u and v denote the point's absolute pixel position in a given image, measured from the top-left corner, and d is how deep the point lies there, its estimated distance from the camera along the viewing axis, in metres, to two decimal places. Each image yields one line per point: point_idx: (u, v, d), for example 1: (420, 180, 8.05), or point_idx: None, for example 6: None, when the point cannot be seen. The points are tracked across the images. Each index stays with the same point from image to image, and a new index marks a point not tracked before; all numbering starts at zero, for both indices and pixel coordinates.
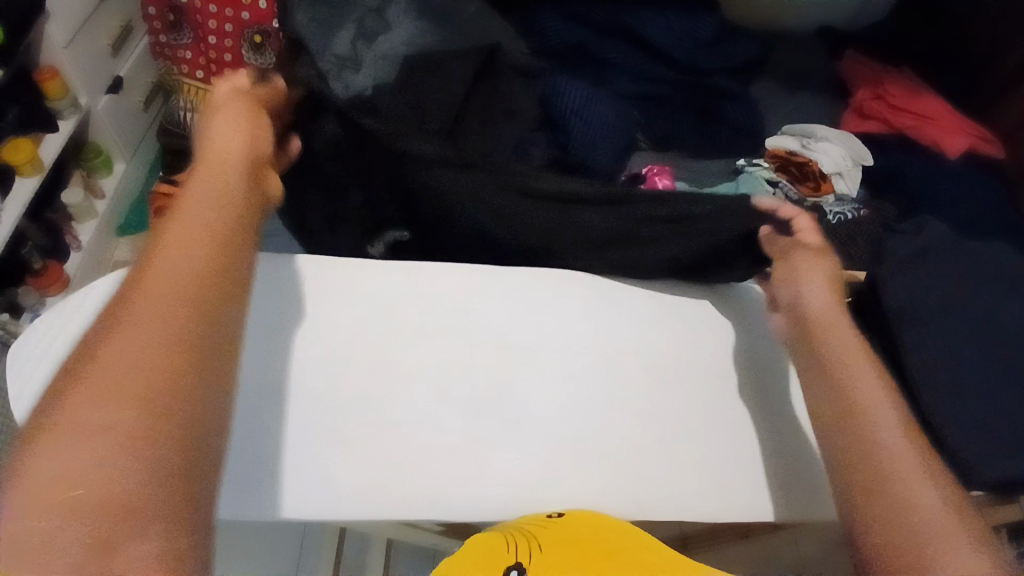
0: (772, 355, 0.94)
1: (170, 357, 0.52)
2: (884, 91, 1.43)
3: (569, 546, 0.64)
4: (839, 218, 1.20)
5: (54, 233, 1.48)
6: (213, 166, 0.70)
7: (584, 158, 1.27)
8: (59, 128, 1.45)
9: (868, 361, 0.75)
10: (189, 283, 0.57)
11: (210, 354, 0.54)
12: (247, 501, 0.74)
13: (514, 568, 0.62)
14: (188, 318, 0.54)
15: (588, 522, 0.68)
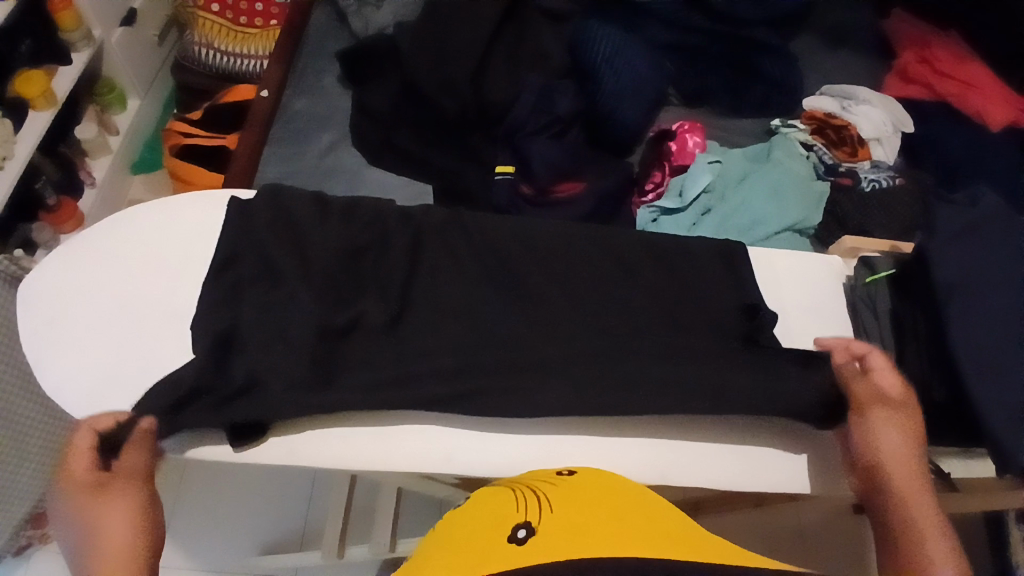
0: (852, 312, 0.78)
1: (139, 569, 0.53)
2: (930, 53, 1.32)
3: (583, 505, 0.54)
4: (874, 185, 1.17)
5: (68, 169, 1.43)
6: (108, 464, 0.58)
7: (613, 110, 1.21)
8: (73, 61, 1.38)
9: (901, 439, 0.62)
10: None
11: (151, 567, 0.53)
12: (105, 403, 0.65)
13: (522, 527, 0.51)
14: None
15: (600, 487, 0.58)
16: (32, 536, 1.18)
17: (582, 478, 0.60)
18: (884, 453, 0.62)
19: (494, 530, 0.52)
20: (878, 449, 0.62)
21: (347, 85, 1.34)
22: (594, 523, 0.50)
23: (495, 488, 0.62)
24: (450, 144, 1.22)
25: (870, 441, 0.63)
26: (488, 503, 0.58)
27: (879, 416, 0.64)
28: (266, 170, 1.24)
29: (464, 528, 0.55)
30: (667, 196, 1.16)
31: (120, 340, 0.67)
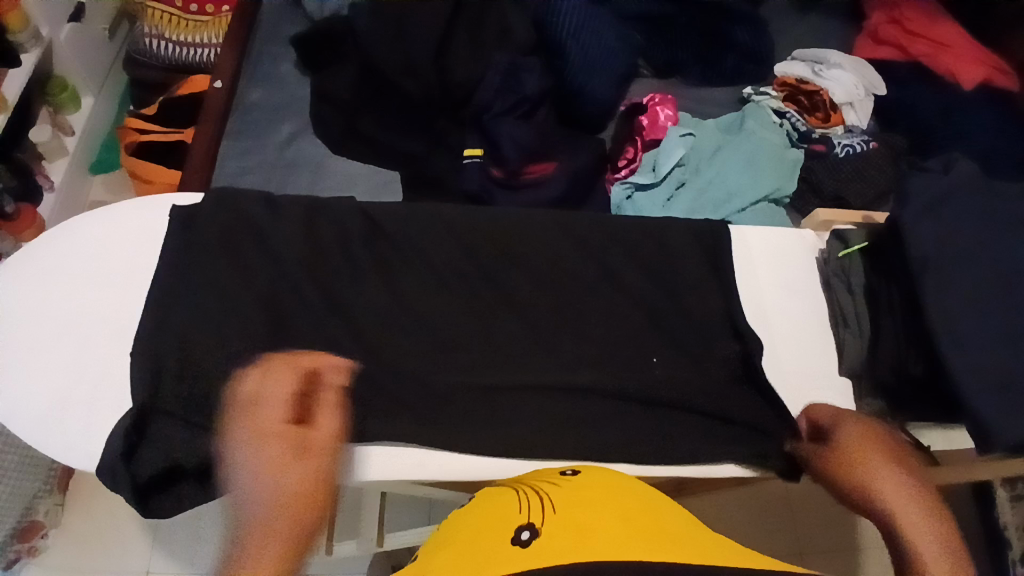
0: (825, 287, 0.77)
1: (301, 498, 0.48)
2: (901, 14, 1.30)
3: (589, 502, 0.50)
4: (847, 151, 1.15)
5: (24, 175, 1.35)
6: (280, 384, 0.58)
7: (581, 86, 1.18)
8: (22, 64, 1.29)
9: (902, 473, 0.50)
10: (264, 509, 0.47)
11: (299, 507, 0.48)
12: (59, 432, 0.62)
13: (525, 529, 0.47)
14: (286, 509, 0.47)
15: (606, 484, 0.53)
16: (20, 550, 1.12)
17: (587, 475, 0.56)
18: (864, 482, 0.51)
19: (494, 532, 0.48)
20: (857, 481, 0.52)
21: (305, 71, 1.28)
22: (600, 527, 0.46)
23: (497, 486, 0.57)
24: (417, 130, 1.18)
25: (845, 477, 0.53)
26: (489, 502, 0.53)
27: (856, 448, 0.55)
28: (225, 166, 1.19)
29: (462, 532, 0.50)
30: (641, 172, 1.14)
31: (68, 364, 0.64)
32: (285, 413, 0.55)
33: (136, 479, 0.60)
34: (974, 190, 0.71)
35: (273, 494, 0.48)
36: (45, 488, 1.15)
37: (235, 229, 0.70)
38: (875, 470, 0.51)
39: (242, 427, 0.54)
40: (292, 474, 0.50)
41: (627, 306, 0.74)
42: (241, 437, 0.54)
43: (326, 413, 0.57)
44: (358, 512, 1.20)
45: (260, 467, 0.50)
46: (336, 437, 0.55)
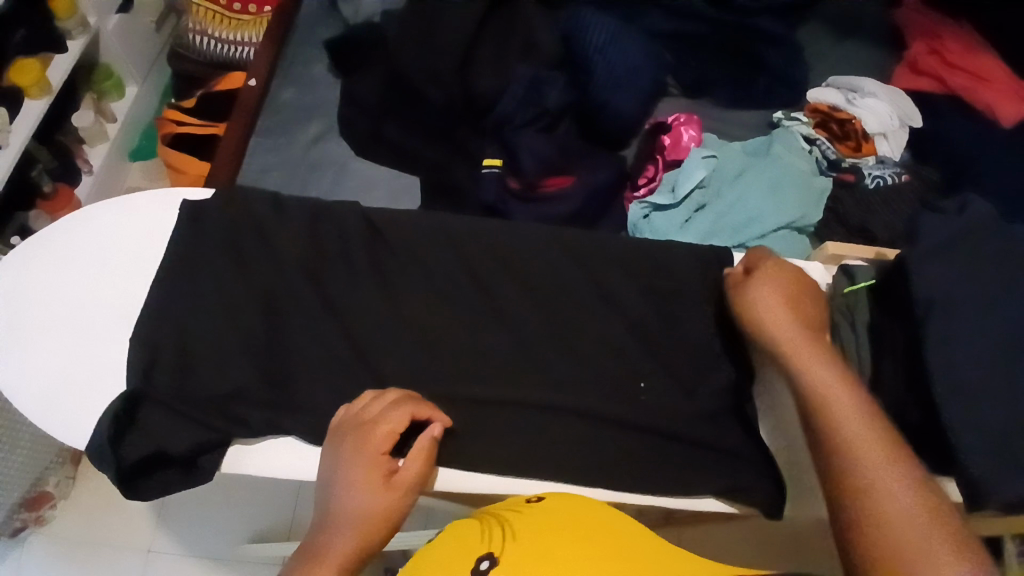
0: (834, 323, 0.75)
1: (375, 527, 0.54)
2: (941, 45, 1.26)
3: (551, 532, 0.49)
4: (877, 182, 1.12)
5: (65, 157, 1.41)
6: (396, 410, 0.60)
7: (606, 101, 1.17)
8: (69, 51, 1.35)
9: (839, 376, 0.59)
10: (340, 530, 0.54)
11: (368, 534, 0.54)
12: (62, 409, 0.64)
13: (485, 559, 0.46)
14: (359, 536, 0.54)
15: (573, 516, 0.52)
16: (27, 519, 1.16)
17: (553, 502, 0.55)
18: (768, 319, 0.64)
19: (453, 564, 0.47)
20: (761, 314, 0.64)
21: (336, 74, 1.31)
22: (559, 559, 0.44)
23: (465, 517, 0.55)
24: (439, 136, 1.19)
25: (749, 304, 0.65)
26: (455, 531, 0.52)
27: (764, 281, 0.66)
28: (251, 161, 1.22)
29: (424, 561, 0.49)
30: (659, 192, 1.13)
31: (76, 344, 0.67)
32: (385, 443, 0.58)
33: (122, 462, 0.61)
34: (997, 230, 0.69)
35: (360, 523, 0.54)
36: (58, 460, 1.18)
37: (244, 227, 0.72)
38: (770, 302, 0.64)
39: (342, 443, 0.59)
40: (379, 508, 0.55)
41: (628, 327, 0.73)
42: (342, 446, 0.59)
43: (420, 452, 0.59)
44: None
45: (347, 501, 0.55)
46: (422, 475, 0.58)
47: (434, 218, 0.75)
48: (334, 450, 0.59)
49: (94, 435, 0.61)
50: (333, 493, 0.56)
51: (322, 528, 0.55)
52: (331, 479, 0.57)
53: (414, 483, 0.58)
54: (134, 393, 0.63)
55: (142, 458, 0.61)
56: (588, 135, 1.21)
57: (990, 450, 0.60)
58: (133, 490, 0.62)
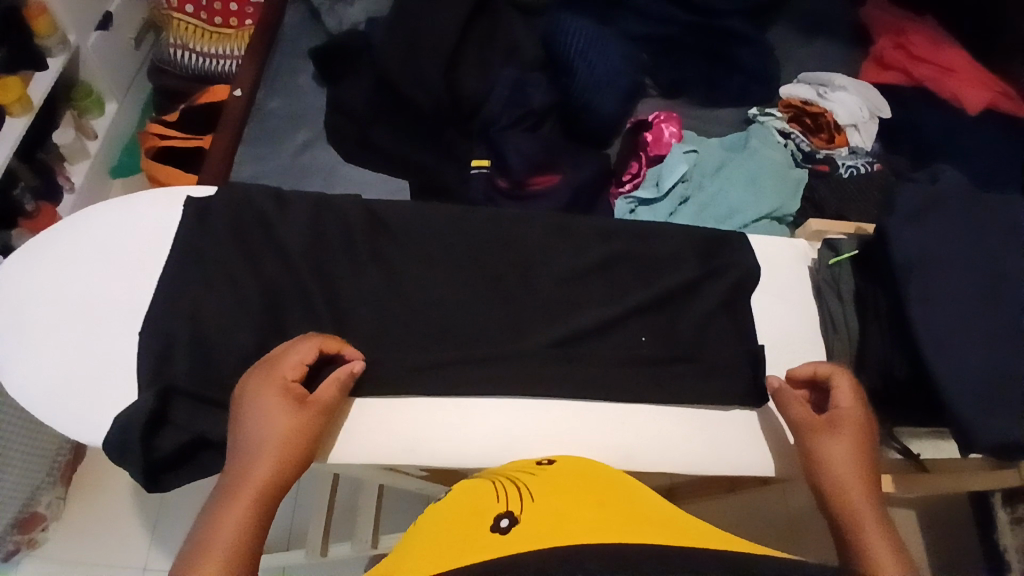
0: (817, 298, 0.78)
1: (285, 457, 0.55)
2: (907, 38, 1.32)
3: (566, 492, 0.52)
4: (851, 171, 1.17)
5: (47, 175, 1.39)
6: (303, 347, 0.62)
7: (589, 101, 1.20)
8: (49, 67, 1.35)
9: (859, 450, 0.60)
10: (247, 460, 0.55)
11: (277, 462, 0.55)
12: (72, 406, 0.65)
13: (504, 516, 0.49)
14: (270, 466, 0.54)
15: (583, 477, 0.55)
16: (19, 541, 1.14)
17: (565, 465, 0.59)
18: (838, 472, 0.58)
19: (472, 521, 0.49)
20: (827, 460, 0.59)
21: (321, 83, 1.33)
22: (577, 513, 0.47)
23: (477, 480, 0.58)
24: (425, 138, 1.21)
25: (822, 451, 0.60)
26: (467, 494, 0.55)
27: (844, 431, 0.61)
28: (240, 170, 1.23)
29: (446, 520, 0.51)
30: (645, 186, 1.16)
31: (83, 344, 0.68)
32: (291, 380, 0.60)
33: (150, 452, 0.62)
34: (962, 203, 0.73)
35: (271, 446, 0.55)
36: (48, 480, 1.17)
37: (244, 223, 0.74)
38: (842, 453, 0.59)
39: (247, 384, 0.60)
40: (293, 437, 0.56)
41: (622, 309, 0.74)
42: (252, 386, 0.60)
43: (327, 388, 0.61)
44: (353, 509, 1.20)
45: (259, 436, 0.56)
46: (332, 406, 0.61)
47: (429, 211, 0.78)
48: (243, 384, 0.60)
49: (118, 426, 0.62)
50: (239, 429, 0.57)
51: (228, 470, 0.55)
52: (237, 420, 0.58)
53: (325, 413, 0.60)
54: (163, 386, 0.64)
55: (175, 448, 0.63)
56: (573, 131, 1.25)
57: (968, 406, 0.63)
58: (157, 481, 0.64)
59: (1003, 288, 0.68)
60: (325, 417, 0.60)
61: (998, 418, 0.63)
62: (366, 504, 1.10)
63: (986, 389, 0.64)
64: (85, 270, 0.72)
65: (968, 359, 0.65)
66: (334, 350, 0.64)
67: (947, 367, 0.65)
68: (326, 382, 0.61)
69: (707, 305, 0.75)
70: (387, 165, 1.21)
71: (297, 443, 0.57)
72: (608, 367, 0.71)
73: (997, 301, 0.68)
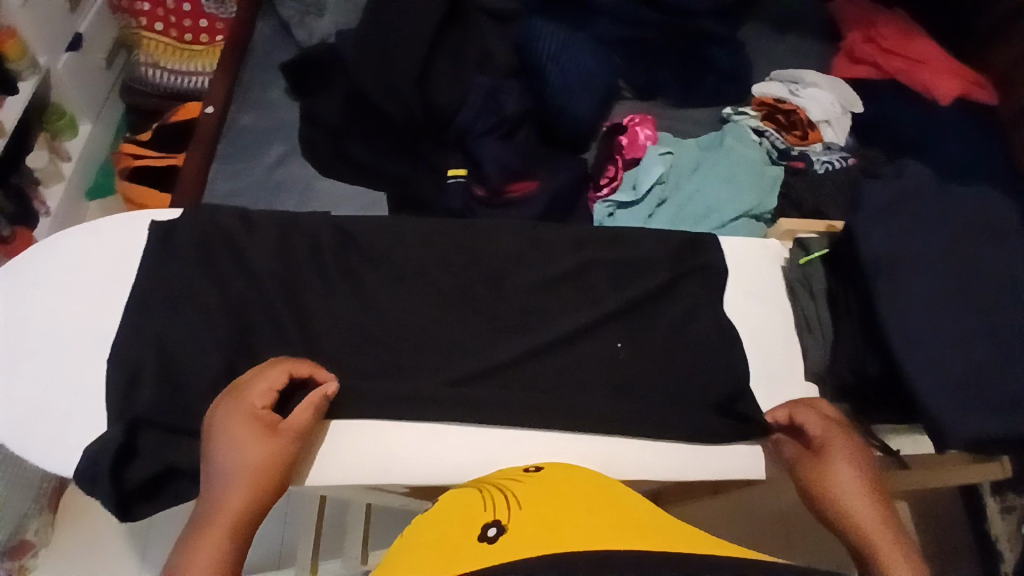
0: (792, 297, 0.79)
1: (261, 484, 0.55)
2: (876, 34, 1.33)
3: (555, 497, 0.51)
4: (826, 167, 1.18)
5: (20, 199, 1.36)
6: (273, 372, 0.61)
7: (563, 106, 1.20)
8: (18, 91, 1.33)
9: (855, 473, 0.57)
10: (220, 490, 0.54)
11: (253, 488, 0.54)
12: (42, 438, 0.64)
13: (492, 525, 0.48)
14: (245, 494, 0.54)
15: (572, 483, 0.55)
16: (9, 571, 1.11)
17: (553, 471, 0.58)
18: (840, 496, 0.56)
19: (460, 531, 0.49)
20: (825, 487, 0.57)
21: (295, 97, 1.32)
22: (565, 519, 0.47)
23: (462, 489, 0.58)
24: (401, 148, 1.21)
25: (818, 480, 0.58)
26: (452, 505, 0.54)
27: (835, 453, 0.59)
28: (215, 188, 1.21)
29: (431, 532, 0.51)
30: (622, 189, 1.16)
31: (51, 374, 0.67)
32: (264, 405, 0.59)
33: (121, 484, 0.61)
34: (930, 196, 0.74)
35: (246, 474, 0.54)
36: (36, 506, 1.15)
37: (218, 244, 0.73)
38: (838, 478, 0.57)
39: (216, 413, 0.59)
40: (269, 463, 0.56)
41: (600, 314, 0.74)
42: (223, 412, 0.58)
43: (301, 411, 0.60)
44: (342, 527, 1.18)
45: (232, 464, 0.55)
46: (307, 429, 0.60)
47: (404, 224, 0.77)
48: (213, 412, 0.59)
49: (88, 457, 0.61)
50: (209, 459, 0.56)
51: (201, 501, 0.54)
52: (207, 449, 0.57)
53: (300, 438, 0.59)
54: (134, 415, 0.63)
55: (144, 480, 0.61)
56: (548, 137, 1.25)
57: (944, 398, 0.64)
58: (128, 513, 0.62)
59: (973, 280, 0.69)
60: (300, 442, 0.59)
61: (973, 408, 0.64)
62: (354, 522, 1.08)
63: (960, 380, 0.65)
64: (52, 297, 0.71)
65: (941, 352, 0.66)
66: (306, 374, 0.63)
67: (921, 361, 0.66)
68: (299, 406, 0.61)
69: (684, 308, 0.76)
70: (364, 177, 1.20)
71: (273, 470, 0.56)
72: (587, 373, 0.71)
73: (969, 292, 0.69)
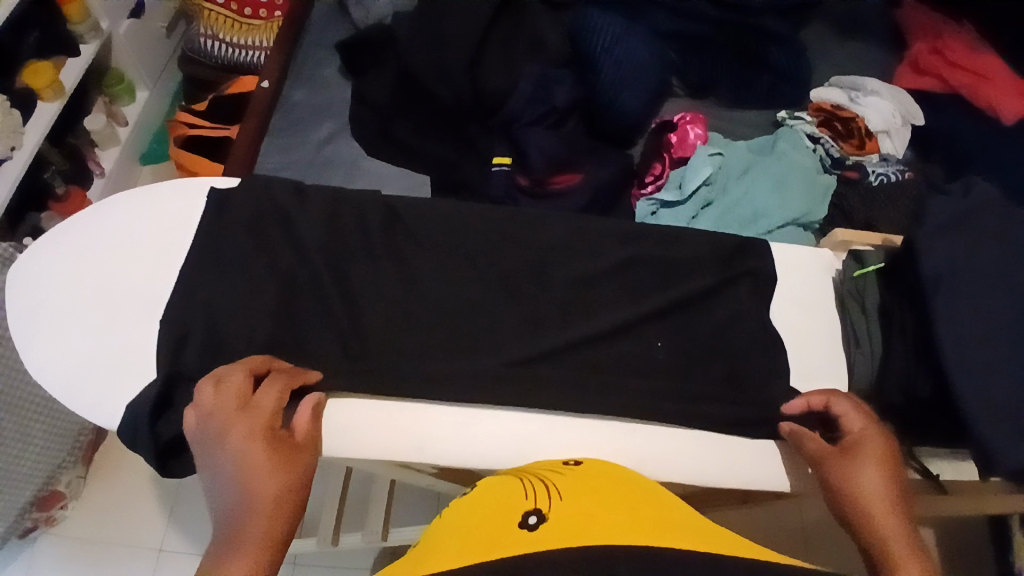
0: (841, 311, 0.77)
1: (290, 469, 0.53)
2: (944, 43, 1.27)
3: (595, 494, 0.51)
4: (881, 178, 1.13)
5: (76, 160, 1.43)
6: (275, 377, 0.61)
7: (613, 100, 1.19)
8: (81, 53, 1.37)
9: (876, 465, 0.55)
10: (251, 479, 0.51)
11: (286, 474, 0.52)
12: (95, 390, 0.67)
13: (531, 514, 0.48)
14: (280, 480, 0.52)
15: (614, 481, 0.55)
16: (38, 519, 1.17)
17: (592, 468, 0.58)
18: (864, 498, 0.53)
19: (502, 516, 0.49)
20: (842, 473, 0.56)
21: (347, 76, 1.33)
22: (606, 516, 0.47)
23: (502, 476, 0.58)
24: (448, 133, 1.21)
25: (839, 467, 0.56)
26: (493, 490, 0.55)
27: (856, 446, 0.57)
28: (265, 161, 1.24)
29: (471, 513, 0.51)
30: (667, 188, 1.14)
31: (104, 331, 0.70)
32: (275, 418, 0.57)
33: (162, 439, 0.63)
34: (992, 218, 0.72)
35: (275, 463, 0.53)
36: (70, 460, 1.19)
37: (269, 215, 0.75)
38: (863, 470, 0.55)
39: (220, 411, 0.56)
40: (292, 451, 0.55)
41: (639, 314, 0.73)
42: (220, 433, 0.54)
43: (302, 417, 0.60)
44: (365, 502, 1.21)
45: (268, 471, 0.52)
46: (314, 430, 0.60)
47: (449, 209, 0.78)
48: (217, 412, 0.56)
49: (135, 411, 0.63)
50: (228, 456, 0.53)
51: (230, 495, 0.50)
52: (220, 446, 0.54)
53: (312, 434, 0.59)
54: (179, 375, 0.65)
55: (179, 436, 0.64)
56: (596, 129, 1.23)
57: (995, 428, 0.61)
58: (168, 467, 0.65)
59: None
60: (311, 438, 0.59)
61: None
62: (378, 497, 1.10)
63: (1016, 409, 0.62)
64: (109, 257, 0.73)
65: (997, 378, 0.63)
66: (301, 379, 0.64)
67: (973, 387, 0.63)
68: (306, 411, 0.61)
69: (726, 313, 0.75)
70: (410, 160, 1.21)
71: (298, 459, 0.55)
72: (623, 372, 0.71)
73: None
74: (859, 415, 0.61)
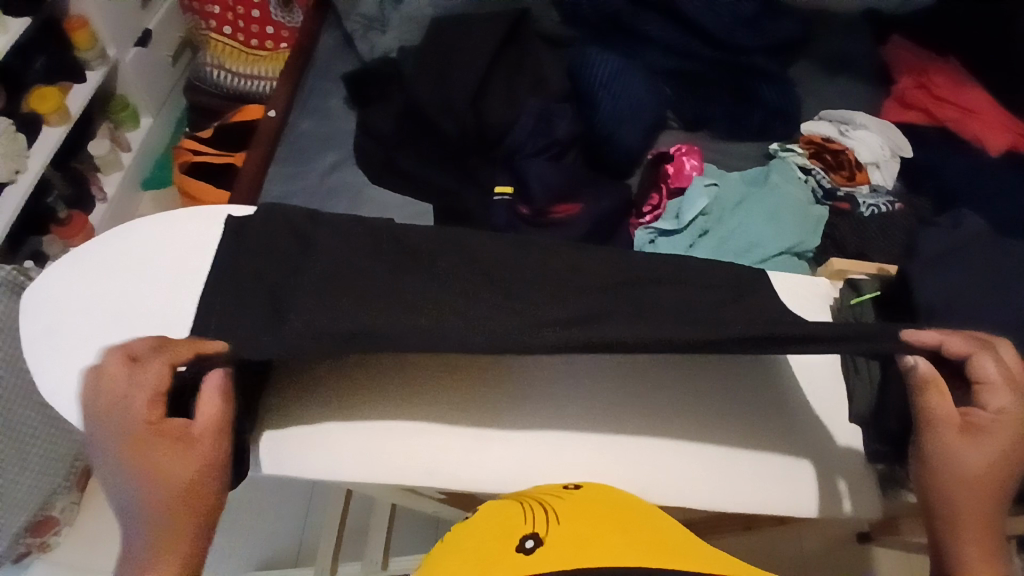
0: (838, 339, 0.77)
1: (193, 464, 0.54)
2: (928, 80, 1.32)
3: (589, 517, 0.51)
4: (870, 209, 1.17)
5: (78, 184, 1.44)
6: (160, 358, 0.57)
7: (611, 132, 1.23)
8: (87, 79, 1.40)
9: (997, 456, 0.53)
10: (153, 485, 0.52)
11: (188, 472, 0.54)
12: None
13: (529, 538, 0.49)
14: (184, 479, 0.53)
15: (607, 504, 0.55)
16: (31, 545, 1.15)
17: (589, 492, 0.59)
18: (964, 483, 0.52)
19: (499, 539, 0.50)
20: (950, 457, 0.53)
21: (353, 106, 1.37)
22: (601, 541, 0.47)
23: (502, 500, 0.58)
24: (451, 162, 1.24)
25: (950, 451, 0.53)
26: (492, 512, 0.55)
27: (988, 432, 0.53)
28: (270, 188, 1.26)
29: (472, 537, 0.52)
30: (664, 218, 1.16)
31: None
32: (159, 408, 0.55)
33: None
34: (979, 250, 0.75)
35: (172, 460, 0.53)
36: (65, 485, 1.17)
37: (280, 241, 0.76)
38: (976, 460, 0.52)
39: (106, 408, 0.55)
40: (192, 442, 0.55)
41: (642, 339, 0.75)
42: (115, 431, 0.54)
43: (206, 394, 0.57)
44: (364, 528, 1.20)
45: (162, 469, 0.53)
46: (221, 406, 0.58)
47: None
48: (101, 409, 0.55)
49: None
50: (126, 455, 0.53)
51: (131, 496, 0.53)
52: (116, 443, 0.54)
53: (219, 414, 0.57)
54: None
55: None
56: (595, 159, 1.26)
57: None
58: None
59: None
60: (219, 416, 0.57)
61: None
62: (378, 524, 1.09)
63: None
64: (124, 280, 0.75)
65: None
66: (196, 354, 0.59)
67: None
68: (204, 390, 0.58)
69: None
70: (412, 188, 1.23)
71: (201, 448, 0.55)
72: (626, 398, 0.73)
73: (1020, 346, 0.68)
74: (1010, 391, 0.54)
